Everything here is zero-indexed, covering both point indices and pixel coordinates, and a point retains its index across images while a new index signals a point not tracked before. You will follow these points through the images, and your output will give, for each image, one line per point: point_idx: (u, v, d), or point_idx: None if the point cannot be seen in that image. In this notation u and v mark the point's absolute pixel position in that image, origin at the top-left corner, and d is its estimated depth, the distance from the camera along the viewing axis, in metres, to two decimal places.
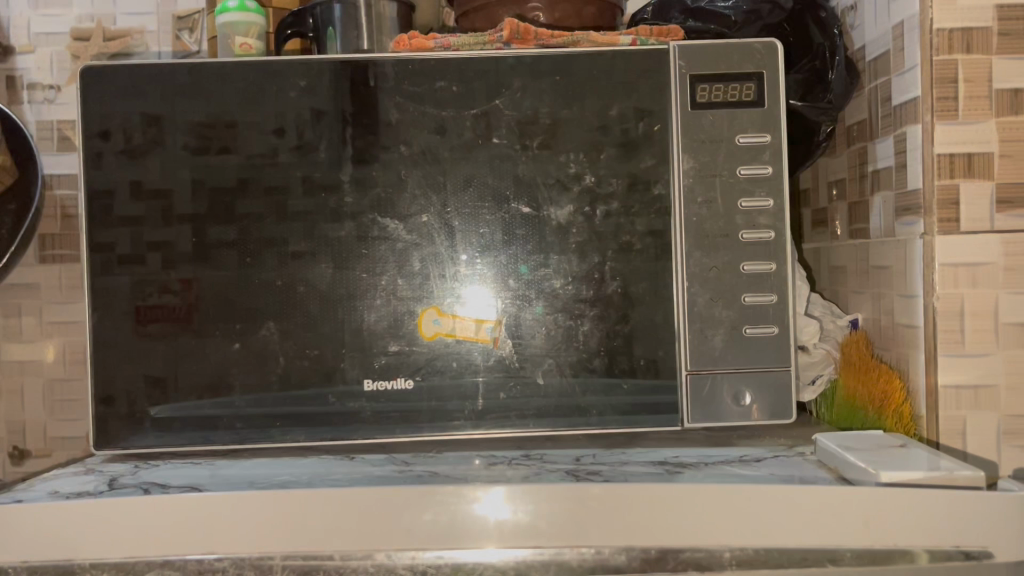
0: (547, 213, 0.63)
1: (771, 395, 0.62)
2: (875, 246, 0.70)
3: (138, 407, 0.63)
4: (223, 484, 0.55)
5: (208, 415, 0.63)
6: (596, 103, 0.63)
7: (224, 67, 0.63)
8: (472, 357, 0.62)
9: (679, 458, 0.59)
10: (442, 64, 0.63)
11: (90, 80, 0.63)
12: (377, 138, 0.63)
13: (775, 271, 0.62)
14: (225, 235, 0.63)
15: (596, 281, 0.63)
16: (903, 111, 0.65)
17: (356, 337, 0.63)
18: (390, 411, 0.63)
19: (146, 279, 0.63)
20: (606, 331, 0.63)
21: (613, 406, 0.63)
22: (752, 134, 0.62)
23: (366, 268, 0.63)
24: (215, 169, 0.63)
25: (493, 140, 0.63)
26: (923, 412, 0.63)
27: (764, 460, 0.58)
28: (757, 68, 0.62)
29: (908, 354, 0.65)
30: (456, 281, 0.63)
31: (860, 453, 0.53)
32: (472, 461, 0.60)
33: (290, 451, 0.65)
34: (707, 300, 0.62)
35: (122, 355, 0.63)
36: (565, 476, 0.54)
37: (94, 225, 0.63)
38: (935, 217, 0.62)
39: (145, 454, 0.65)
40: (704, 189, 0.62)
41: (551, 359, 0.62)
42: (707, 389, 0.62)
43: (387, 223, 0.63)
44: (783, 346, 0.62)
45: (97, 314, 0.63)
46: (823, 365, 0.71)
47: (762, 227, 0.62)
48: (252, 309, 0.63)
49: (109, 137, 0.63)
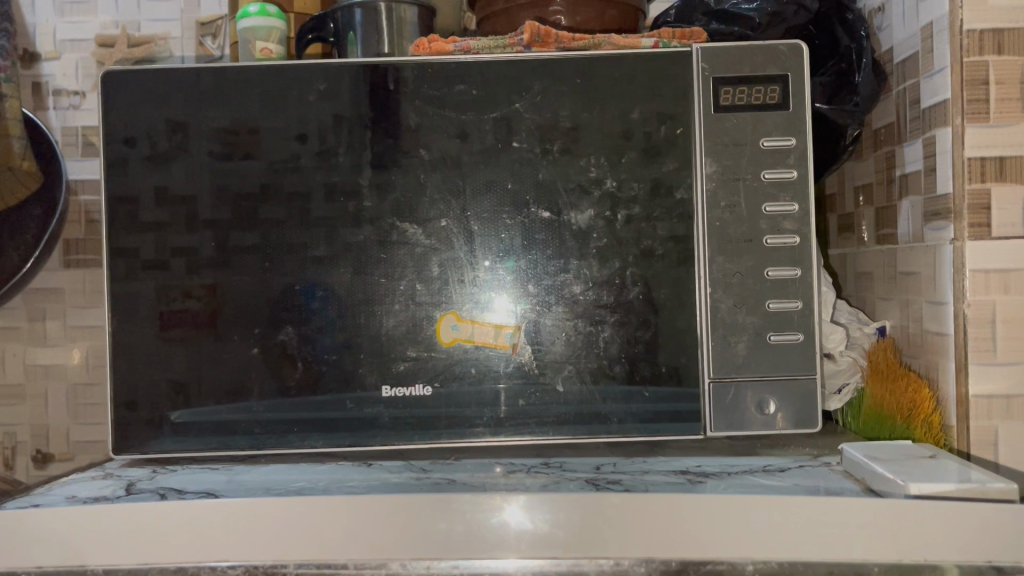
0: (567, 217, 0.62)
1: (796, 403, 0.61)
2: (903, 251, 0.69)
3: (157, 411, 0.63)
4: (240, 490, 0.54)
5: (227, 421, 0.63)
6: (618, 106, 0.62)
7: (245, 71, 0.63)
8: (491, 363, 0.61)
9: (702, 468, 0.57)
10: (462, 67, 0.62)
11: (114, 86, 0.63)
12: (397, 143, 0.62)
13: (800, 277, 0.61)
14: (245, 240, 0.63)
15: (616, 286, 0.62)
16: (932, 114, 0.63)
17: (375, 342, 0.62)
18: (408, 417, 0.62)
19: (168, 283, 0.63)
20: (627, 337, 0.62)
21: (634, 412, 0.62)
22: (777, 136, 0.61)
23: (385, 272, 0.62)
24: (237, 174, 0.63)
25: (514, 144, 0.62)
26: (953, 422, 0.62)
27: (789, 470, 0.56)
28: (782, 70, 0.61)
29: (937, 362, 0.63)
30: (476, 286, 0.62)
31: (888, 462, 0.51)
32: (492, 468, 0.59)
33: (308, 456, 0.65)
34: (730, 307, 0.61)
35: (142, 360, 0.63)
36: (584, 485, 0.53)
37: (116, 229, 0.63)
38: (965, 222, 0.60)
39: (164, 459, 0.65)
40: (728, 192, 0.61)
41: (571, 365, 0.62)
42: (730, 397, 0.61)
43: (406, 228, 0.62)
44: (809, 354, 0.61)
45: (119, 319, 0.63)
46: (849, 373, 0.69)
47: (787, 231, 0.61)
48: (272, 314, 0.63)
49: (135, 143, 0.63)
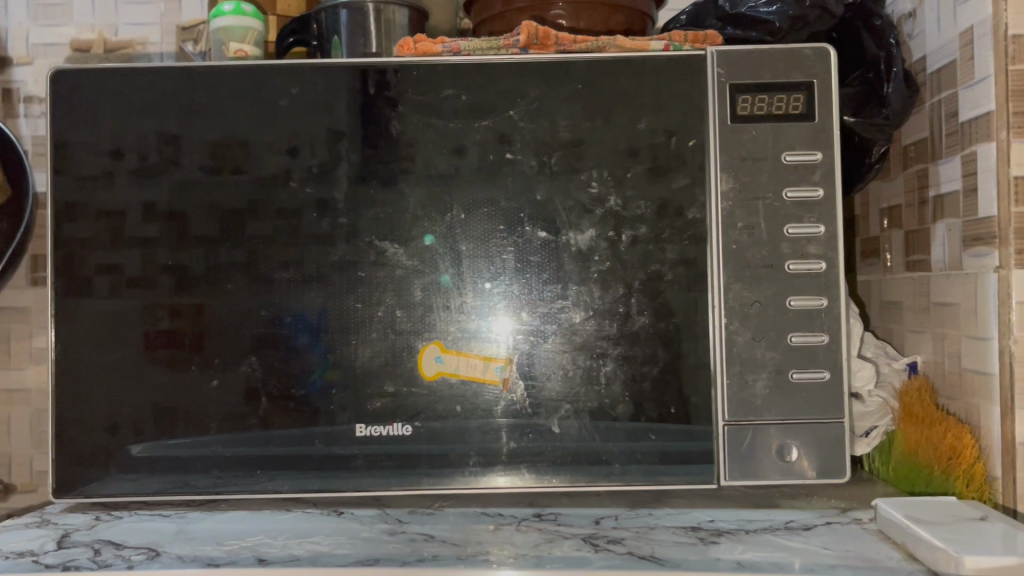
0: (566, 237, 0.56)
1: (822, 450, 0.54)
2: (937, 279, 0.62)
3: (108, 448, 0.56)
4: (185, 544, 0.47)
5: (182, 460, 0.56)
6: (624, 115, 0.56)
7: (210, 74, 0.57)
8: (479, 400, 0.55)
9: (716, 523, 0.50)
10: (451, 70, 0.56)
11: (66, 89, 0.57)
12: (378, 153, 0.56)
13: (826, 308, 0.54)
14: (208, 260, 0.56)
15: (620, 316, 0.55)
16: (973, 128, 0.57)
17: (349, 375, 0.56)
18: (385, 459, 0.55)
19: (119, 306, 0.56)
20: (632, 373, 0.55)
21: (640, 456, 0.55)
22: (800, 151, 0.54)
23: (361, 297, 0.56)
24: (201, 187, 0.57)
25: (507, 156, 0.56)
26: (999, 474, 0.55)
27: (814, 528, 0.49)
28: (806, 77, 0.55)
29: (979, 405, 0.57)
30: (462, 313, 0.55)
31: (935, 528, 0.44)
32: (478, 520, 0.52)
33: (272, 501, 0.58)
34: (748, 340, 0.54)
35: (89, 392, 0.56)
36: (580, 545, 0.46)
37: (67, 244, 0.56)
38: (1011, 249, 0.54)
39: (112, 503, 0.58)
40: (746, 212, 0.54)
41: (568, 403, 0.55)
42: (747, 443, 0.54)
43: (385, 248, 0.56)
44: (836, 395, 0.54)
45: (65, 344, 0.56)
46: (879, 416, 0.62)
47: (811, 257, 0.54)
48: (236, 341, 0.56)
49: (86, 155, 0.57)
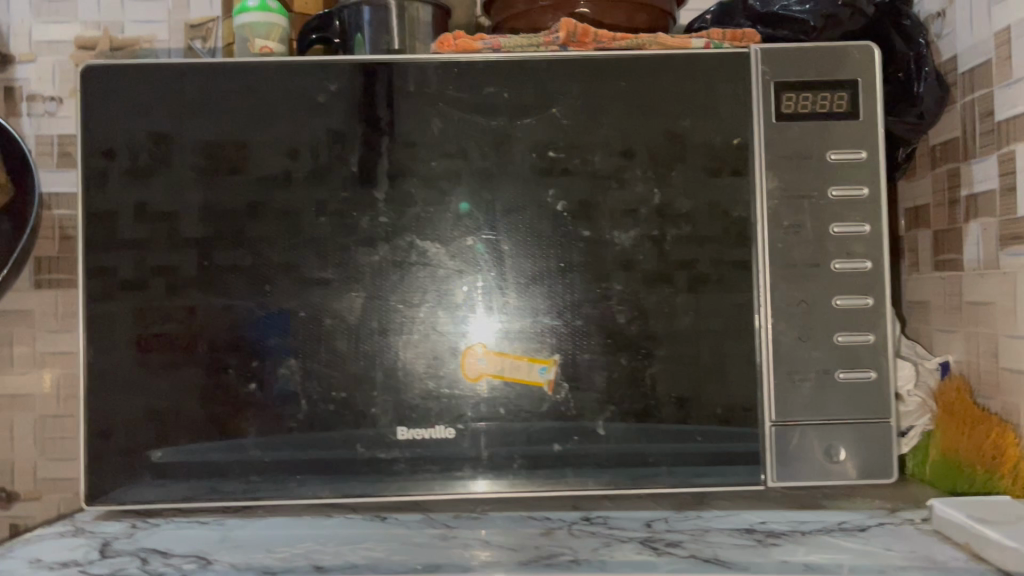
0: (610, 237, 0.55)
1: (869, 450, 0.54)
2: (970, 278, 0.62)
3: (138, 453, 0.54)
4: (233, 551, 0.46)
5: (218, 466, 0.54)
6: (667, 113, 0.55)
7: (244, 72, 0.56)
8: (523, 402, 0.54)
9: (769, 525, 0.50)
10: (492, 67, 0.56)
11: (95, 87, 0.56)
12: (417, 151, 0.55)
13: (871, 307, 0.54)
14: (241, 260, 0.55)
15: (665, 316, 0.55)
16: (1011, 128, 0.57)
17: (389, 377, 0.55)
18: (427, 462, 0.54)
19: (152, 308, 0.55)
20: (677, 374, 0.54)
21: (686, 457, 0.54)
22: (845, 149, 0.54)
23: (401, 297, 0.55)
24: (235, 186, 0.55)
25: (549, 154, 0.55)
26: None
27: (868, 528, 0.49)
28: (850, 75, 0.55)
29: (1019, 404, 0.57)
30: (505, 313, 0.54)
31: (1002, 527, 0.43)
32: (526, 524, 0.51)
33: (309, 507, 0.57)
34: (795, 340, 0.54)
35: (121, 397, 0.54)
36: (641, 549, 0.45)
37: (97, 245, 0.55)
38: None
39: (143, 511, 0.56)
40: (792, 211, 0.54)
41: (613, 405, 0.54)
42: (794, 443, 0.54)
43: (426, 247, 0.55)
44: (882, 394, 0.54)
45: (96, 348, 0.55)
46: (918, 416, 0.62)
47: (857, 255, 0.54)
48: (272, 343, 0.55)
49: (116, 155, 0.55)
